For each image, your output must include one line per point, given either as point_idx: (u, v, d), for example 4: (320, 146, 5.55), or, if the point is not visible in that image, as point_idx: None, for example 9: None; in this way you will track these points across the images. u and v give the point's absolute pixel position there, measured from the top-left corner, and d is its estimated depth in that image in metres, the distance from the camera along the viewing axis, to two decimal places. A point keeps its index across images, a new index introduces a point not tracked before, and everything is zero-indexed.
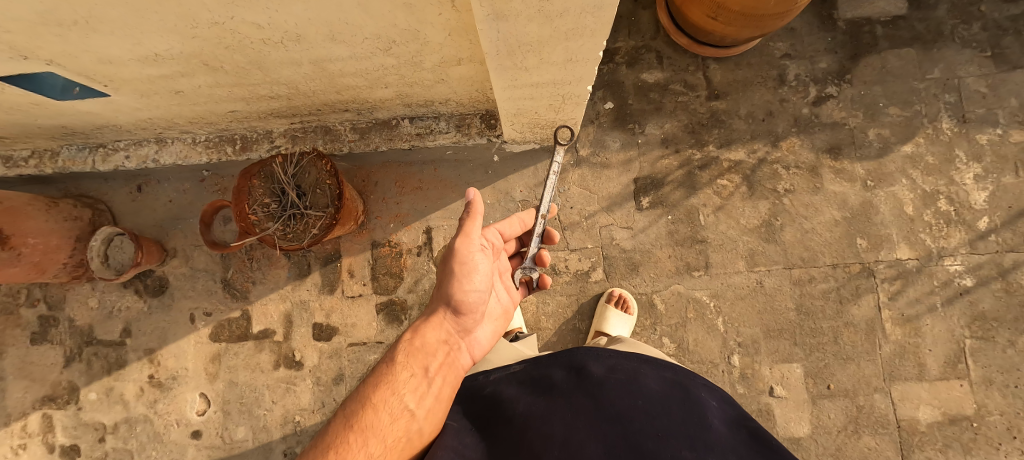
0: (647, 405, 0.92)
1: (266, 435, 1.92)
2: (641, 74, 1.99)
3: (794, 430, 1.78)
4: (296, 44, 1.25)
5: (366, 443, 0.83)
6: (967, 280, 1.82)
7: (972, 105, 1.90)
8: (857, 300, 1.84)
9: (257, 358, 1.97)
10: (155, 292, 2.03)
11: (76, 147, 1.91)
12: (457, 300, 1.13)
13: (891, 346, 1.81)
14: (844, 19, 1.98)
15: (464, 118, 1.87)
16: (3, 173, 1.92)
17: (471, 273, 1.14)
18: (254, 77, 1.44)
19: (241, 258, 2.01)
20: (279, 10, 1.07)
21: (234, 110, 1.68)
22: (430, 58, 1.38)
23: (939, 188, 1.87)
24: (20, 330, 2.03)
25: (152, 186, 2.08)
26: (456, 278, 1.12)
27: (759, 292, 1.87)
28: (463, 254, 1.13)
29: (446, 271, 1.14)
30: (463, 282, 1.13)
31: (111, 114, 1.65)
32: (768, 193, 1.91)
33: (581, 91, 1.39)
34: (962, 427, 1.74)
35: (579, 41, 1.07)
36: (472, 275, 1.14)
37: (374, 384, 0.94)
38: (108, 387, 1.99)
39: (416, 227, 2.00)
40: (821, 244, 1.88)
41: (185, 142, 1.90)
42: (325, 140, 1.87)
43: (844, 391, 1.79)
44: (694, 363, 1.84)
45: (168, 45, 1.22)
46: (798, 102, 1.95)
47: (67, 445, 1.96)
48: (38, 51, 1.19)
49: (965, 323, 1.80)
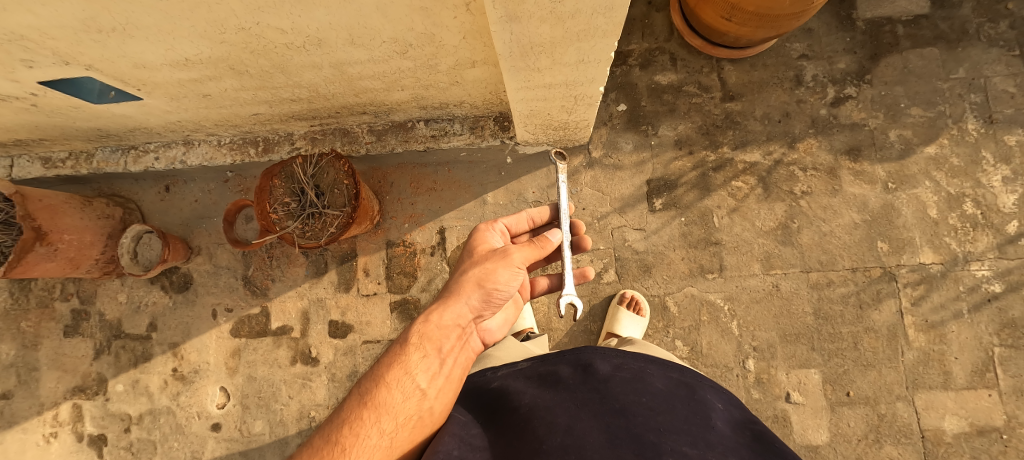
0: (650, 401, 0.92)
1: (282, 430, 1.97)
2: (654, 76, 1.99)
3: (811, 438, 1.74)
4: (316, 48, 1.30)
5: (378, 420, 0.86)
6: (995, 286, 1.76)
7: (1000, 106, 1.84)
8: (878, 305, 1.79)
9: (275, 354, 2.02)
10: (180, 288, 2.11)
11: (110, 149, 2.01)
12: (486, 294, 1.12)
13: (913, 353, 1.75)
14: (864, 19, 1.94)
15: (478, 120, 1.90)
16: (42, 173, 2.02)
17: (506, 273, 1.13)
18: (277, 81, 1.50)
19: (261, 256, 2.07)
20: (302, 15, 1.12)
21: (258, 113, 1.75)
22: (445, 62, 1.41)
23: (965, 191, 1.82)
24: (54, 322, 2.12)
25: (178, 186, 2.16)
26: (489, 271, 1.12)
27: (775, 295, 1.84)
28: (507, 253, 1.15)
29: (483, 261, 1.15)
30: (493, 278, 1.12)
31: (143, 117, 1.73)
32: (785, 194, 1.89)
33: (593, 92, 1.41)
34: (991, 438, 1.68)
35: (590, 42, 1.08)
36: (509, 280, 1.13)
37: (387, 363, 0.96)
38: (134, 378, 2.06)
39: (430, 228, 2.03)
40: (839, 247, 1.84)
41: (211, 144, 1.98)
42: (344, 141, 1.93)
43: (865, 398, 1.74)
44: (708, 367, 1.81)
45: (198, 50, 1.28)
46: (816, 103, 1.92)
47: (95, 435, 2.05)
48: (79, 58, 1.27)
49: (994, 330, 1.74)
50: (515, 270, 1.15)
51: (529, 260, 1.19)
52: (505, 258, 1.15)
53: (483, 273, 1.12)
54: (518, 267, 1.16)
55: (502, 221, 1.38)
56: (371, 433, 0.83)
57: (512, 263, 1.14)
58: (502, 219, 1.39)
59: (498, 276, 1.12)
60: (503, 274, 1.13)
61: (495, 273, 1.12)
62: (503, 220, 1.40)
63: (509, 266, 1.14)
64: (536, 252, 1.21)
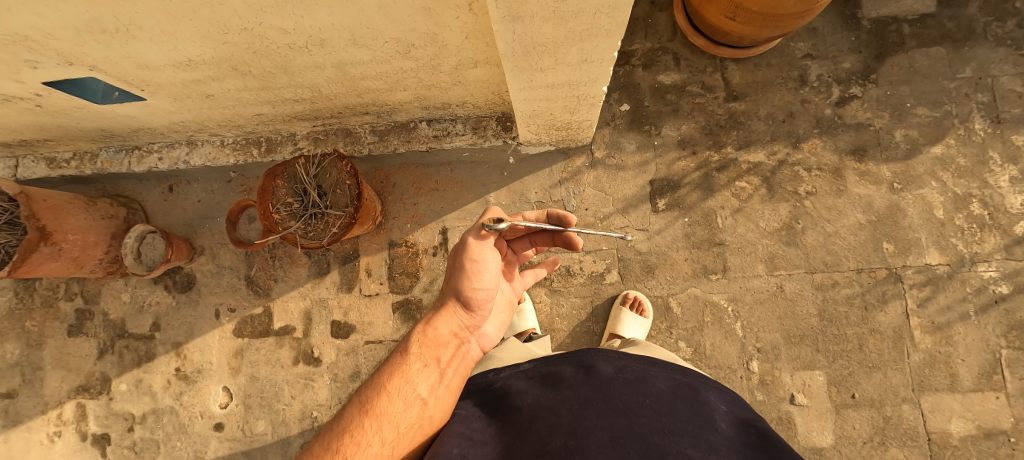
0: (653, 402, 0.91)
1: (285, 429, 1.97)
2: (657, 76, 1.99)
3: (816, 441, 1.73)
4: (319, 48, 1.30)
5: (379, 428, 0.85)
6: (1002, 287, 1.74)
7: (1007, 105, 1.83)
8: (883, 307, 1.77)
9: (277, 354, 2.03)
10: (183, 288, 2.11)
11: (113, 149, 2.02)
12: (466, 298, 1.09)
13: (920, 355, 1.74)
14: (869, 18, 1.93)
15: (481, 120, 1.90)
16: (47, 173, 2.03)
17: (481, 271, 1.08)
18: (280, 81, 1.50)
19: (264, 256, 2.07)
20: (305, 16, 1.12)
21: (260, 113, 1.75)
22: (447, 61, 1.41)
23: (971, 191, 1.80)
24: (58, 322, 2.13)
25: (182, 186, 2.16)
26: (464, 274, 1.09)
27: (779, 296, 1.82)
28: (472, 250, 1.08)
29: (457, 264, 1.11)
30: (470, 280, 1.09)
31: (147, 117, 1.74)
32: (789, 195, 1.87)
33: (596, 91, 1.40)
34: (998, 441, 1.66)
35: (594, 42, 1.07)
36: (477, 263, 1.08)
37: (388, 372, 0.95)
38: (137, 378, 2.07)
39: (432, 228, 2.03)
40: (844, 248, 1.82)
41: (214, 144, 1.98)
42: (346, 141, 1.93)
43: (870, 401, 1.73)
44: (711, 368, 1.80)
45: (200, 51, 1.29)
46: (820, 103, 1.91)
47: (98, 434, 2.05)
48: (82, 58, 1.27)
49: (1001, 332, 1.72)
50: (478, 251, 1.09)
51: (490, 231, 1.11)
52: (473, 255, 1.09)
53: (458, 278, 1.09)
54: (487, 260, 1.10)
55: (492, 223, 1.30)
56: (371, 442, 0.83)
57: (470, 244, 1.08)
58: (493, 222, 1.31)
59: (467, 267, 1.08)
60: (472, 272, 1.08)
61: (464, 266, 1.08)
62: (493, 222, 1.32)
63: (470, 250, 1.08)
64: (492, 217, 1.13)
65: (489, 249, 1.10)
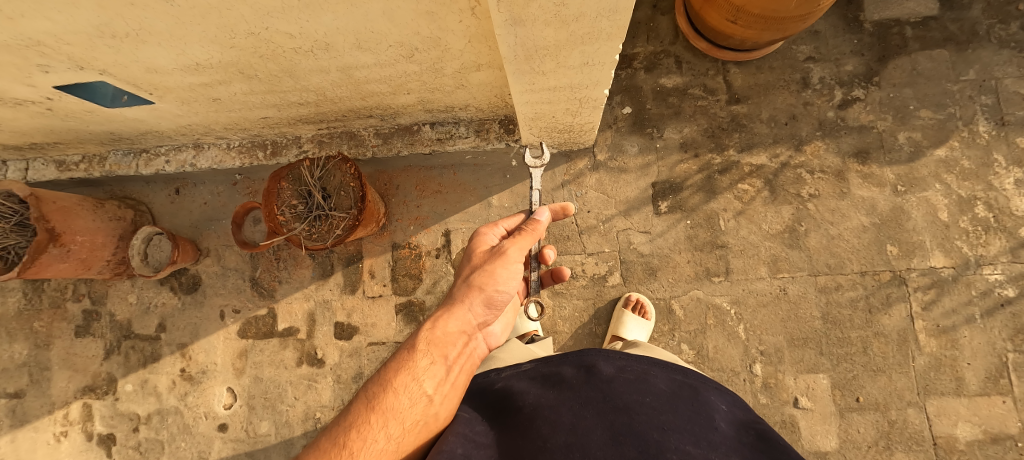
0: (653, 401, 0.92)
1: (288, 430, 1.98)
2: (659, 79, 1.99)
3: (820, 444, 1.72)
4: (324, 52, 1.31)
5: (385, 424, 0.85)
6: (1008, 290, 1.73)
7: (1012, 108, 1.82)
8: (888, 310, 1.76)
9: (281, 355, 2.04)
10: (189, 289, 2.13)
11: (122, 152, 2.05)
12: (486, 298, 1.12)
13: (924, 359, 1.72)
14: (871, 21, 1.93)
15: (483, 123, 1.92)
16: (56, 176, 2.07)
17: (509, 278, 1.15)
18: (286, 85, 1.52)
19: (268, 257, 2.09)
20: (310, 20, 1.14)
21: (266, 116, 1.77)
22: (450, 65, 1.42)
23: (976, 194, 1.79)
24: (66, 323, 2.15)
25: (188, 188, 2.19)
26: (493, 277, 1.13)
27: (782, 299, 1.82)
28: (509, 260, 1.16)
29: (486, 268, 1.14)
30: (495, 283, 1.13)
31: (154, 121, 1.76)
32: (792, 197, 1.87)
33: (598, 95, 1.41)
34: (1005, 447, 1.64)
35: (595, 45, 1.08)
36: (509, 283, 1.15)
37: (394, 368, 0.95)
38: (142, 378, 2.09)
39: (435, 230, 2.04)
40: (847, 250, 1.82)
41: (220, 147, 2.01)
42: (350, 144, 1.96)
43: (875, 404, 1.71)
44: (715, 371, 1.80)
45: (208, 54, 1.30)
46: (823, 105, 1.91)
47: (104, 434, 2.07)
48: (92, 62, 1.29)
49: (1007, 335, 1.70)
50: (514, 273, 1.16)
51: (526, 252, 1.20)
52: (504, 260, 1.15)
53: (483, 278, 1.13)
54: (516, 266, 1.17)
55: (502, 223, 1.31)
56: (377, 437, 0.83)
57: (512, 264, 1.16)
58: (503, 222, 1.32)
59: (498, 280, 1.13)
60: (502, 277, 1.14)
61: (495, 277, 1.13)
62: (503, 222, 1.32)
63: (509, 268, 1.15)
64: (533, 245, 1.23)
65: (521, 259, 1.18)
